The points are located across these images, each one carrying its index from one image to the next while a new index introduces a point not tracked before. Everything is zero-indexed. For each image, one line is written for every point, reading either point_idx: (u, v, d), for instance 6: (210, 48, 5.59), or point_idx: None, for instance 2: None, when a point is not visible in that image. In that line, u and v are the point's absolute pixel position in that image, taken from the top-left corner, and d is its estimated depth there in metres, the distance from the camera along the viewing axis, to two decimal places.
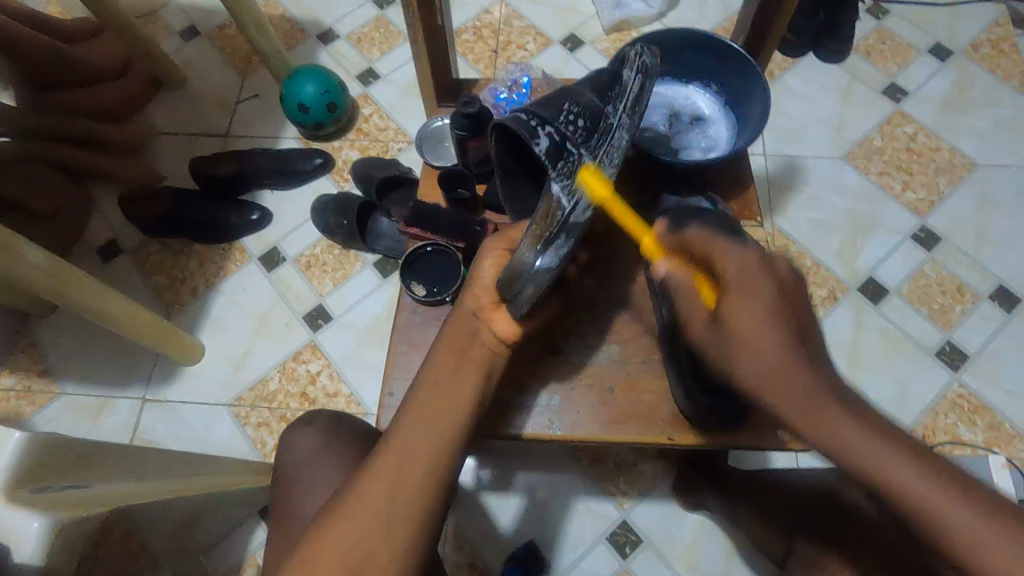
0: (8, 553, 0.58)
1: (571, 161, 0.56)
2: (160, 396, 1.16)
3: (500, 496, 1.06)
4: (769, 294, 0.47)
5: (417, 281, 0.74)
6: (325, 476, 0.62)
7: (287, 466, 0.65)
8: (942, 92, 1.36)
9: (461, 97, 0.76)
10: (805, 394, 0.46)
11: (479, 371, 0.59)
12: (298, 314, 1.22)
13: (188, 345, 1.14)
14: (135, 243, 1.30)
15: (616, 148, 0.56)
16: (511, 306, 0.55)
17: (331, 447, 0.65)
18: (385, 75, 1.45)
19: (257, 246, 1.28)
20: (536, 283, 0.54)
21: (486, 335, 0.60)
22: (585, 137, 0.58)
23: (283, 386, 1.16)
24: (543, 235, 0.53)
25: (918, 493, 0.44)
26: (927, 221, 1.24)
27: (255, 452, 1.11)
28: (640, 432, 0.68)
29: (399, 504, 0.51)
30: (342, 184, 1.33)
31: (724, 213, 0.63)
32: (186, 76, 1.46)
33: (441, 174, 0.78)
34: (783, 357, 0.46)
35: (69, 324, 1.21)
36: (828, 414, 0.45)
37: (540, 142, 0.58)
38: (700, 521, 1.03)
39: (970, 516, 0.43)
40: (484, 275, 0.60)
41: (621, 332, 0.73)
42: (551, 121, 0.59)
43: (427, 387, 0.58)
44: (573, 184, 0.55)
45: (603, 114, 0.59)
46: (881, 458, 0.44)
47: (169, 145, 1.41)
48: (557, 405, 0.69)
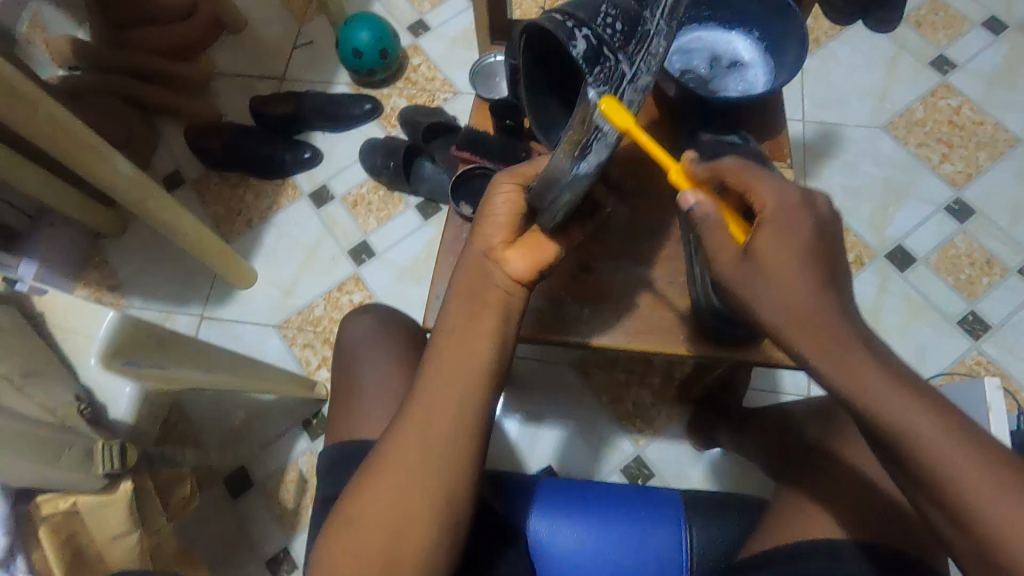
0: (104, 408, 0.68)
1: (608, 68, 0.52)
2: (216, 315, 1.26)
3: (523, 425, 1.14)
4: (805, 238, 0.49)
5: (465, 201, 0.82)
6: (378, 358, 0.70)
7: (344, 346, 0.73)
8: (992, 67, 1.35)
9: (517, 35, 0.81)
10: (823, 317, 0.48)
11: (496, 315, 0.61)
12: (344, 248, 1.30)
13: (243, 270, 1.23)
14: (197, 174, 1.39)
15: (654, 54, 0.53)
16: (546, 215, 0.59)
17: (385, 337, 0.72)
18: (434, 27, 1.49)
19: (308, 184, 1.36)
20: (573, 189, 0.56)
21: (500, 277, 0.62)
22: (623, 41, 0.52)
23: (328, 313, 1.25)
24: (579, 141, 0.53)
25: (929, 437, 0.44)
26: (963, 194, 1.25)
27: (300, 369, 1.21)
28: (662, 345, 0.73)
29: (431, 455, 0.55)
30: (390, 129, 1.40)
31: (755, 151, 0.72)
32: (247, 21, 1.53)
33: (492, 105, 0.83)
34: (813, 293, 0.48)
35: (137, 245, 1.32)
36: (849, 353, 0.46)
37: (576, 46, 0.52)
38: (710, 461, 1.09)
39: (972, 463, 0.43)
40: (498, 210, 0.61)
41: (650, 258, 0.78)
42: (588, 23, 0.53)
43: (446, 335, 0.60)
44: (610, 91, 0.52)
45: (640, 17, 0.53)
46: (897, 402, 0.45)
47: (228, 85, 1.48)
48: (587, 317, 0.75)
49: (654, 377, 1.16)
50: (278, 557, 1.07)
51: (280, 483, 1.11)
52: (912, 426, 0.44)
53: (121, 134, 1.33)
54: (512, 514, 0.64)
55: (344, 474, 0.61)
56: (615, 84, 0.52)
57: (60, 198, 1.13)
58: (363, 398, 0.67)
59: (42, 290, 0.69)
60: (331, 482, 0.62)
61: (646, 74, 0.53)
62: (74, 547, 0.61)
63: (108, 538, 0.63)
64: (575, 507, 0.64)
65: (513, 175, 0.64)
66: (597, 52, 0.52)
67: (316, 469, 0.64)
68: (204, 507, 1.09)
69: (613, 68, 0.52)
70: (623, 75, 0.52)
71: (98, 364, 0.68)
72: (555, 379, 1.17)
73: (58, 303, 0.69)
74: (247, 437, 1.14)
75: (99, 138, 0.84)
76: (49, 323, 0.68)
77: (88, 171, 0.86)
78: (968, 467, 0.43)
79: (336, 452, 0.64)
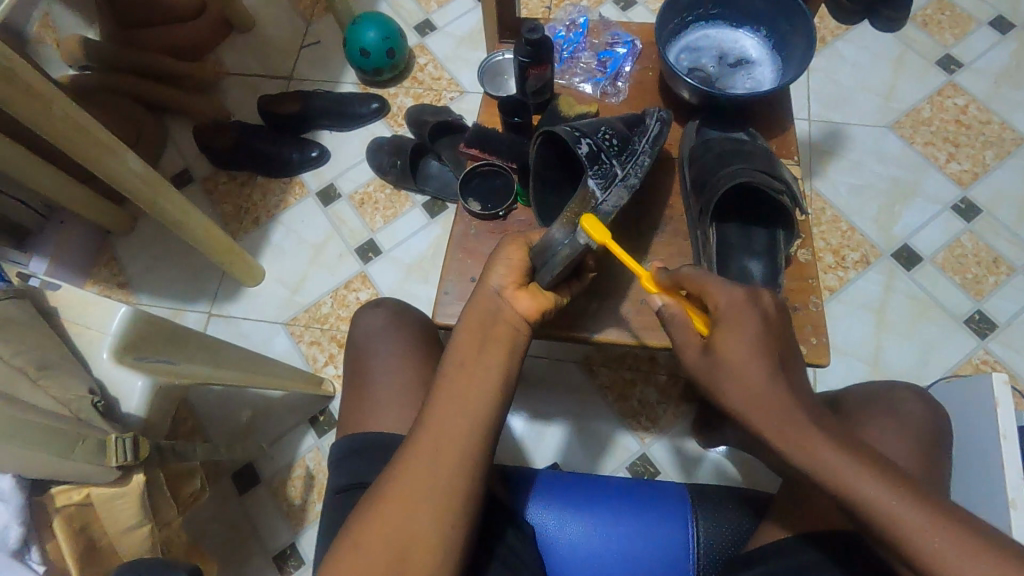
0: (116, 402, 0.69)
1: (605, 167, 0.69)
2: (224, 312, 1.27)
3: (530, 423, 1.14)
4: (748, 327, 0.51)
5: (474, 199, 0.82)
6: (389, 350, 0.71)
7: (357, 337, 0.74)
8: (1000, 65, 1.35)
9: (526, 24, 0.78)
10: (784, 415, 0.48)
11: (505, 348, 0.57)
12: (351, 247, 1.31)
13: (251, 268, 1.24)
14: (205, 173, 1.40)
15: (640, 164, 0.70)
16: (542, 274, 0.62)
17: (395, 330, 0.73)
18: (441, 27, 1.50)
19: (315, 182, 1.37)
20: (571, 247, 0.62)
21: (509, 313, 0.59)
22: (616, 152, 0.70)
23: (335, 310, 1.26)
24: (576, 216, 0.65)
25: (870, 496, 0.45)
26: (969, 192, 1.24)
27: (307, 366, 1.22)
28: (668, 338, 0.76)
29: (437, 479, 0.50)
30: (397, 128, 1.40)
31: (763, 151, 0.73)
32: (255, 21, 1.54)
33: (501, 102, 0.83)
34: (767, 385, 0.49)
35: (146, 243, 1.33)
36: (806, 437, 0.47)
37: (581, 148, 0.69)
38: (718, 459, 1.09)
39: (945, 541, 0.43)
40: (507, 256, 0.62)
41: None
42: (591, 135, 0.71)
43: (453, 367, 0.56)
44: (605, 182, 0.68)
45: (630, 140, 0.72)
46: (836, 466, 0.46)
47: (237, 85, 1.49)
48: (594, 312, 0.77)
49: (660, 376, 1.16)
50: (286, 552, 1.07)
51: (287, 480, 1.12)
52: (853, 488, 0.46)
53: (131, 131, 1.34)
54: (518, 504, 0.65)
55: (354, 465, 0.62)
56: (609, 180, 0.68)
57: (70, 195, 1.15)
58: (373, 390, 0.68)
59: (55, 285, 0.71)
60: (340, 475, 0.63)
61: (635, 176, 0.69)
62: (88, 537, 0.62)
63: (120, 530, 0.63)
64: (575, 496, 0.65)
65: (518, 239, 0.65)
66: (597, 155, 0.69)
67: (327, 459, 0.64)
68: (211, 504, 1.09)
69: (609, 169, 0.69)
70: (615, 173, 0.68)
71: (109, 358, 0.69)
72: (561, 377, 1.17)
73: (69, 297, 0.70)
74: (256, 432, 1.15)
75: (108, 133, 0.86)
76: (62, 316, 0.69)
77: (97, 166, 0.87)
78: (916, 524, 0.44)
79: (349, 442, 0.64)
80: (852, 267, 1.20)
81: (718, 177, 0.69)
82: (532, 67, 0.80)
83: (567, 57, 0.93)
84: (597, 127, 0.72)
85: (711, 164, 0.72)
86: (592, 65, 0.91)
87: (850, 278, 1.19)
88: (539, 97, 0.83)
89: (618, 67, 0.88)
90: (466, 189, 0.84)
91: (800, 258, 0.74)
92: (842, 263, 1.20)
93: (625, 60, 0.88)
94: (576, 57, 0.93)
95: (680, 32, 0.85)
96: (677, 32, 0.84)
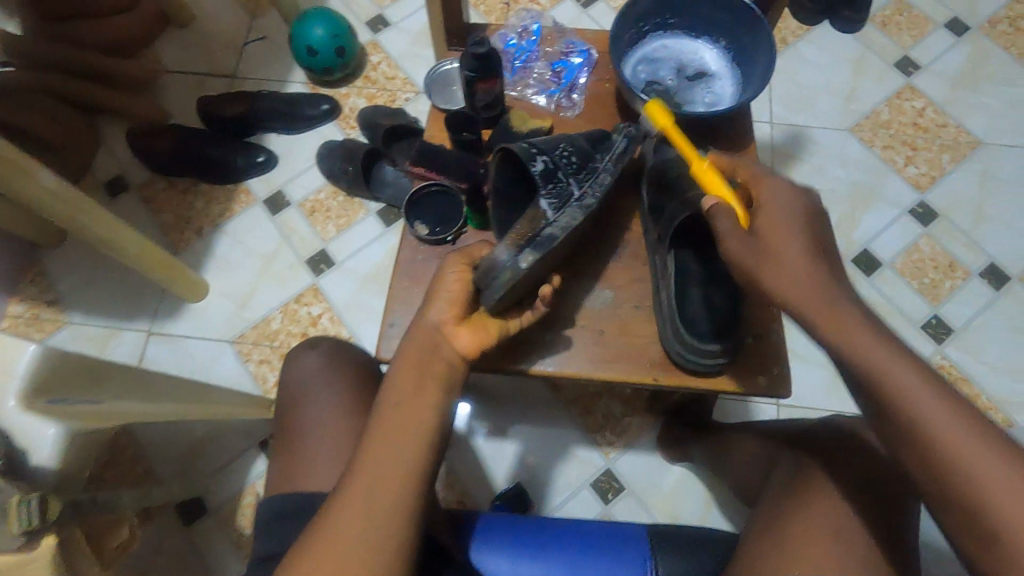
0: (23, 455, 0.59)
1: (560, 185, 0.66)
2: (165, 329, 1.19)
3: (493, 440, 1.10)
4: (790, 222, 0.55)
5: (421, 221, 0.78)
6: (327, 397, 0.67)
7: (292, 382, 0.69)
8: (956, 68, 1.35)
9: (472, 37, 0.75)
10: (830, 299, 0.51)
11: (440, 388, 0.56)
12: (302, 258, 1.24)
13: (193, 282, 1.16)
14: (142, 179, 1.31)
15: (599, 184, 0.67)
16: (487, 293, 0.59)
17: (333, 372, 0.69)
18: (395, 23, 1.43)
19: (262, 189, 1.29)
20: (512, 270, 0.59)
21: (447, 351, 0.58)
22: (574, 171, 0.67)
23: (285, 326, 1.19)
24: (523, 236, 0.62)
25: (900, 381, 0.48)
26: (926, 197, 1.25)
27: (256, 387, 1.15)
28: (629, 372, 0.68)
29: (370, 517, 0.49)
30: (349, 131, 1.33)
31: None
32: (195, 15, 1.44)
33: (448, 116, 0.78)
34: (808, 271, 0.52)
35: (77, 257, 1.23)
36: (848, 318, 0.50)
37: (535, 165, 0.66)
38: (682, 473, 1.07)
39: (967, 435, 0.46)
40: (449, 287, 0.60)
41: (614, 279, 0.72)
42: (548, 152, 0.67)
43: (388, 407, 0.55)
44: (559, 203, 0.65)
45: (591, 157, 0.69)
46: (873, 348, 0.49)
47: (176, 84, 1.39)
48: (550, 342, 0.69)
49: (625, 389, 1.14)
50: None
51: (237, 510, 1.06)
52: (889, 369, 0.48)
53: (57, 135, 1.24)
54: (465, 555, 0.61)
55: (279, 532, 0.56)
56: (563, 200, 0.65)
57: None
58: (308, 437, 0.64)
59: None
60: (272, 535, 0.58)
61: (592, 196, 0.66)
62: None
63: None
64: (530, 544, 0.62)
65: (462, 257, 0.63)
66: (552, 174, 0.66)
67: (260, 513, 0.59)
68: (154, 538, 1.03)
69: (565, 187, 0.66)
70: (571, 193, 0.66)
71: (17, 405, 0.58)
72: (523, 390, 1.13)
73: None
74: (201, 457, 1.09)
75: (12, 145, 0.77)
76: None
77: (4, 183, 0.79)
78: (940, 414, 0.46)
79: (282, 499, 0.59)
80: None
81: (675, 204, 0.67)
82: (480, 81, 0.76)
83: (520, 66, 0.87)
84: (556, 144, 0.69)
85: (669, 185, 0.69)
86: (546, 75, 0.84)
87: None
88: (489, 112, 0.78)
89: (573, 78, 0.82)
90: (412, 212, 0.79)
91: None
92: None
93: (581, 70, 0.83)
94: (530, 67, 0.87)
95: (638, 42, 0.81)
96: (634, 42, 0.81)
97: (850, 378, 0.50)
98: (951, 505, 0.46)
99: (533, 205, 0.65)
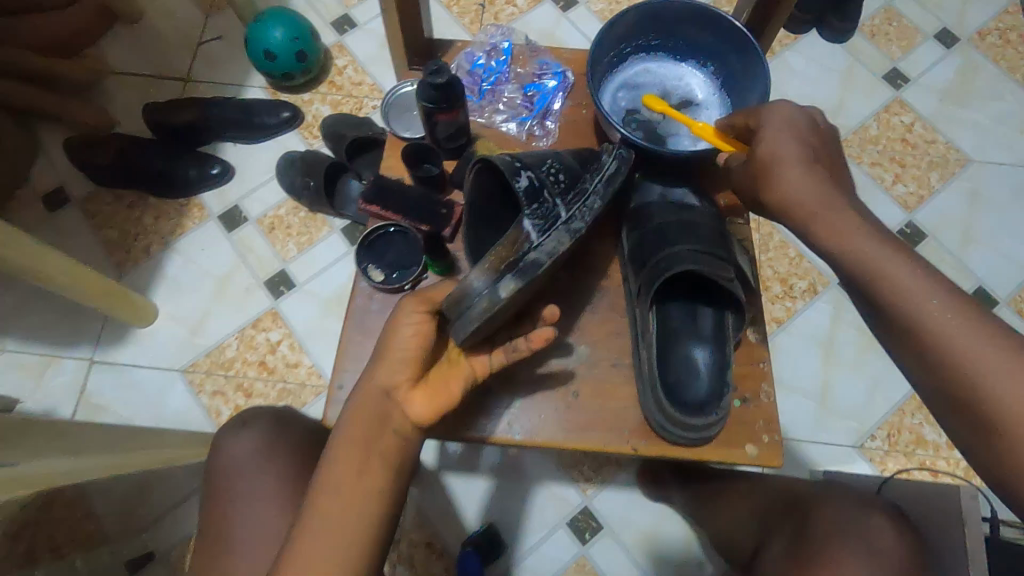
0: None
1: (547, 205, 0.56)
2: (110, 358, 1.10)
3: (463, 477, 1.04)
4: (792, 139, 0.60)
5: (375, 265, 0.71)
6: (257, 491, 0.62)
7: (218, 472, 0.64)
8: (945, 81, 1.31)
9: (430, 64, 0.67)
10: (829, 208, 0.56)
11: (386, 471, 0.51)
12: (260, 279, 1.15)
13: (139, 306, 1.07)
14: (84, 192, 1.20)
15: (590, 207, 0.57)
16: (455, 327, 0.52)
17: (272, 454, 0.64)
18: (362, 24, 1.34)
19: (217, 204, 1.20)
20: (490, 300, 0.51)
21: (399, 420, 0.52)
22: (562, 190, 0.58)
23: (241, 353, 1.11)
24: (504, 260, 0.52)
25: (904, 279, 0.52)
26: (915, 216, 1.21)
27: (209, 421, 1.07)
28: (603, 442, 0.62)
29: None
30: (311, 141, 1.24)
31: (714, 222, 0.66)
32: (144, 11, 1.33)
33: (405, 146, 0.72)
34: (809, 192, 0.57)
35: (12, 278, 1.13)
36: (846, 227, 0.55)
37: (519, 181, 0.57)
38: (662, 510, 1.02)
39: (959, 321, 0.50)
40: (402, 343, 0.53)
41: (590, 332, 0.66)
42: (534, 168, 0.59)
43: (326, 494, 0.49)
44: (545, 224, 0.54)
45: (581, 177, 0.60)
46: (874, 254, 0.53)
47: (123, 87, 1.29)
48: (519, 408, 0.63)
49: None
50: None
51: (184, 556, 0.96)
52: (887, 270, 0.53)
53: None
54: None
55: None
56: (550, 221, 0.55)
57: None
58: (237, 544, 0.60)
59: None
60: None
61: (581, 220, 0.56)
62: None
63: None
64: None
65: (418, 299, 0.55)
66: (538, 192, 0.57)
67: None
68: None
69: (552, 207, 0.56)
70: (558, 214, 0.55)
71: None
72: None
73: None
74: (146, 500, 1.01)
75: None
76: None
77: None
78: (937, 309, 0.50)
79: None
80: (800, 297, 1.14)
81: (664, 255, 0.62)
82: (442, 112, 0.69)
83: (488, 89, 0.85)
84: (542, 161, 0.61)
85: (655, 233, 0.64)
86: (517, 100, 0.83)
87: (799, 308, 1.14)
88: (453, 143, 0.72)
89: (546, 105, 0.80)
90: (365, 257, 0.72)
91: (752, 337, 0.66)
92: (790, 293, 1.15)
93: (556, 95, 0.80)
94: (500, 91, 0.85)
95: (620, 66, 0.77)
96: (616, 65, 0.77)
97: (850, 278, 0.55)
98: (941, 386, 0.50)
99: (514, 224, 0.55)
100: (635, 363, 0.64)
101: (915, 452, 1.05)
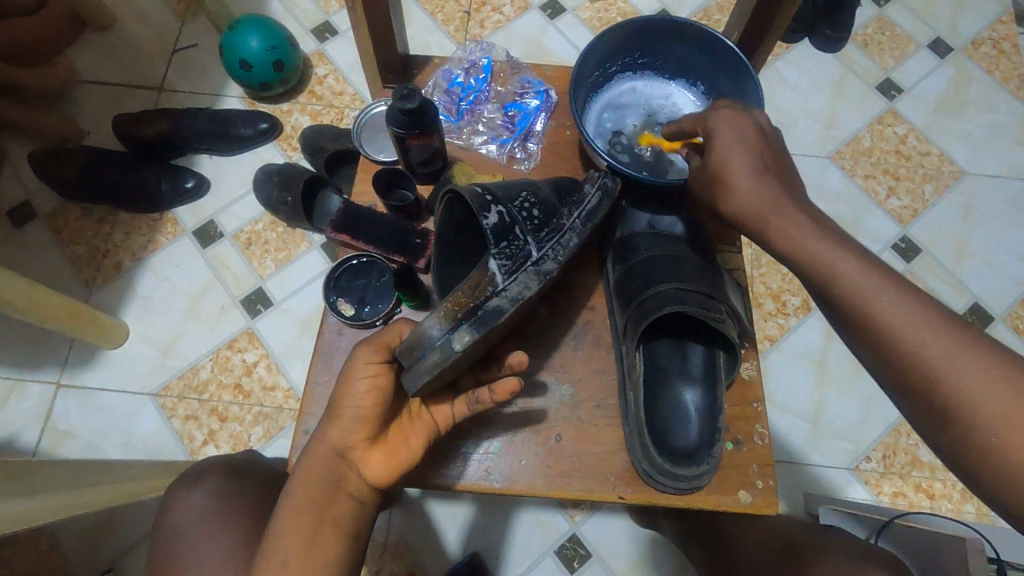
0: None
1: (516, 244, 0.53)
2: (77, 381, 1.05)
3: (447, 504, 1.00)
4: (739, 139, 0.57)
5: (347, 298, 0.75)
6: (204, 551, 0.64)
7: (171, 528, 0.67)
8: (938, 91, 1.29)
9: (400, 88, 0.64)
10: (779, 209, 0.54)
11: (340, 534, 0.51)
12: (235, 297, 1.11)
13: (106, 326, 1.02)
14: (52, 206, 1.15)
15: (563, 246, 0.55)
16: (407, 377, 0.50)
17: (218, 513, 0.66)
18: (343, 31, 1.30)
19: (191, 219, 1.16)
20: (442, 352, 0.49)
21: (353, 482, 0.52)
22: (535, 227, 0.55)
23: (216, 376, 1.06)
24: (461, 307, 0.50)
25: (855, 279, 0.49)
26: (909, 230, 1.19)
27: (181, 448, 1.02)
28: (587, 489, 0.61)
29: None
30: (290, 153, 1.20)
31: (698, 257, 0.64)
32: (116, 17, 1.29)
33: (378, 173, 0.72)
34: (769, 194, 0.54)
35: None
36: (794, 224, 0.53)
37: (488, 218, 0.54)
38: (651, 537, 0.99)
39: (918, 318, 0.46)
40: (357, 396, 0.51)
41: (574, 370, 0.65)
42: (506, 202, 0.56)
43: (274, 564, 0.49)
44: (512, 265, 0.52)
45: (558, 213, 0.57)
46: (825, 251, 0.50)
47: (93, 97, 1.24)
48: (497, 452, 0.62)
49: None
50: None
51: None
52: (838, 266, 0.50)
53: None
54: None
55: None
56: (518, 261, 0.52)
57: None
58: None
59: None
60: None
61: (552, 260, 0.54)
62: None
63: None
64: None
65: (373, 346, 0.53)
66: (509, 229, 0.54)
67: None
68: None
69: (522, 247, 0.53)
70: (528, 254, 0.53)
71: None
72: None
73: None
74: (114, 532, 0.96)
75: None
76: None
77: None
78: (889, 305, 0.47)
79: None
80: (793, 314, 1.11)
81: (647, 296, 0.60)
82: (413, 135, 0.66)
83: (467, 108, 0.83)
84: (515, 194, 0.58)
85: (636, 275, 0.63)
86: (496, 120, 0.81)
87: (791, 327, 1.11)
88: (427, 165, 0.71)
89: (528, 125, 0.78)
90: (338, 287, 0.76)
91: (743, 375, 0.65)
92: (783, 310, 1.12)
93: (539, 116, 0.78)
94: (479, 110, 0.83)
95: (606, 85, 0.76)
96: (601, 84, 0.75)
97: (806, 280, 0.52)
98: (904, 390, 0.46)
99: (479, 264, 0.52)
100: (620, 404, 0.63)
101: (911, 475, 1.03)
